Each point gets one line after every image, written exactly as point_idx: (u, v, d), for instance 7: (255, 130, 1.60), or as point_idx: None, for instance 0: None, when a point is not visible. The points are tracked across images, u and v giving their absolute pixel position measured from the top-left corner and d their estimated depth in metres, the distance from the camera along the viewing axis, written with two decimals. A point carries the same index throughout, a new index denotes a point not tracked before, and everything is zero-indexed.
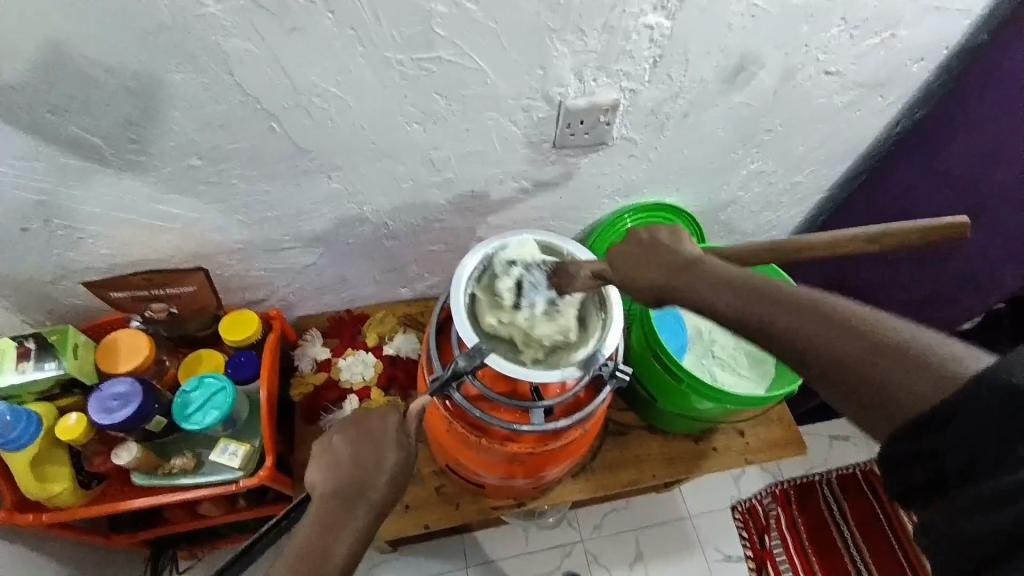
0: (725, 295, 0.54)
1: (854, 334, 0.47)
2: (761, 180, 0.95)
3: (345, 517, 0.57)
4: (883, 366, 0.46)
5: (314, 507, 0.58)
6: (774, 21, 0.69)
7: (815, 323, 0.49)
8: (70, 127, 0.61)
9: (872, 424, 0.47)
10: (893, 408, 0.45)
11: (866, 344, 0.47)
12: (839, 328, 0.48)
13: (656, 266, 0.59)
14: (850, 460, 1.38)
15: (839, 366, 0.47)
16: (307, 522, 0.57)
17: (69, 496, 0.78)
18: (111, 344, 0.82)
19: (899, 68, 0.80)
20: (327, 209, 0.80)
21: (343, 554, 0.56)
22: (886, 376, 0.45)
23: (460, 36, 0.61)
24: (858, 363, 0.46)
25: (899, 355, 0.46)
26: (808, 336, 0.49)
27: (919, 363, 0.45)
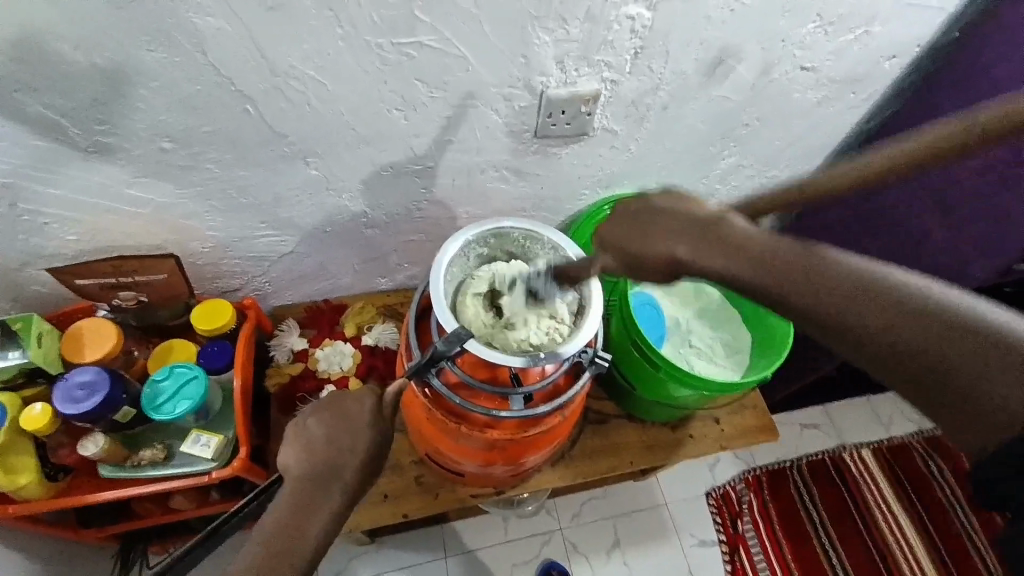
0: (805, 284, 0.49)
1: (949, 335, 0.44)
2: (739, 173, 0.97)
3: (319, 499, 0.57)
4: (980, 365, 0.42)
5: (288, 489, 0.57)
6: (753, 15, 0.70)
7: (909, 319, 0.45)
8: (34, 106, 0.58)
9: (956, 425, 0.43)
10: (979, 413, 0.42)
11: (959, 342, 0.43)
12: (932, 326, 0.44)
13: (668, 233, 0.56)
14: (819, 448, 1.43)
15: (917, 366, 0.44)
16: (280, 504, 0.57)
17: (35, 488, 0.75)
18: (75, 332, 0.79)
19: (871, 65, 0.82)
20: (305, 195, 0.79)
21: (318, 533, 0.56)
22: (980, 381, 0.42)
23: (442, 21, 0.61)
24: (957, 363, 0.43)
25: (996, 356, 0.42)
26: (890, 333, 0.45)
27: (1017, 363, 0.41)
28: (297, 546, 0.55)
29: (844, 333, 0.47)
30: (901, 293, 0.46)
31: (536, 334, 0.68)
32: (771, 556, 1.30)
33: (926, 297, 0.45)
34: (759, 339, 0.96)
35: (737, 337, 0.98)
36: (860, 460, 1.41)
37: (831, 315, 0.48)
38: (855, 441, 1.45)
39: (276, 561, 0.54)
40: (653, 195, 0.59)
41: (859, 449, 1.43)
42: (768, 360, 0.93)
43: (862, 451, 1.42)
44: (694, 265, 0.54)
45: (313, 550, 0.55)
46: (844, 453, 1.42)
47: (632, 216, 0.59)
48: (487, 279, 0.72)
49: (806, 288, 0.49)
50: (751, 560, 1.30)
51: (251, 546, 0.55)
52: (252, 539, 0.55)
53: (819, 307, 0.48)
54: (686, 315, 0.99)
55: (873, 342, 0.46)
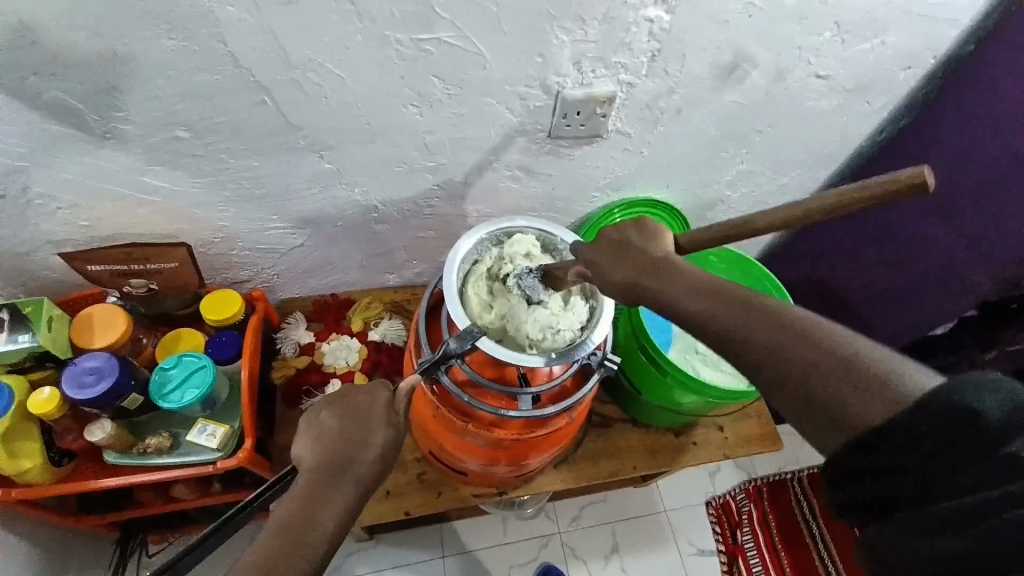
0: (702, 302, 0.52)
1: (823, 352, 0.46)
2: (749, 180, 0.97)
3: (330, 490, 0.57)
4: (842, 379, 0.44)
5: (300, 480, 0.57)
6: (770, 21, 0.70)
7: (790, 336, 0.47)
8: (54, 90, 0.59)
9: (820, 433, 0.45)
10: (846, 426, 0.43)
11: (834, 360, 0.45)
12: (810, 346, 0.46)
13: (640, 268, 0.56)
14: (821, 460, 1.43)
15: (786, 374, 0.46)
16: (292, 494, 0.56)
17: (39, 473, 0.75)
18: (85, 318, 0.79)
19: (886, 76, 0.82)
20: (316, 188, 0.79)
21: (329, 524, 0.55)
22: (841, 392, 0.44)
23: (460, 18, 0.61)
24: (827, 379, 0.45)
25: (857, 374, 0.44)
26: (769, 347, 0.47)
27: (874, 378, 0.43)
28: (308, 538, 0.54)
29: (739, 349, 0.49)
30: (786, 315, 0.48)
31: (538, 323, 0.68)
32: (768, 566, 1.30)
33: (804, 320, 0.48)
34: None
35: None
36: None
37: (723, 331, 0.50)
38: None
39: (286, 552, 0.52)
40: (631, 229, 0.60)
41: None
42: None
43: None
44: (664, 297, 0.54)
45: (323, 542, 0.54)
46: None
47: (611, 252, 0.60)
48: (508, 259, 0.72)
49: (708, 316, 0.51)
50: (749, 570, 1.29)
51: (262, 536, 0.53)
52: (263, 529, 0.54)
53: (714, 324, 0.50)
54: None
55: (759, 354, 0.48)
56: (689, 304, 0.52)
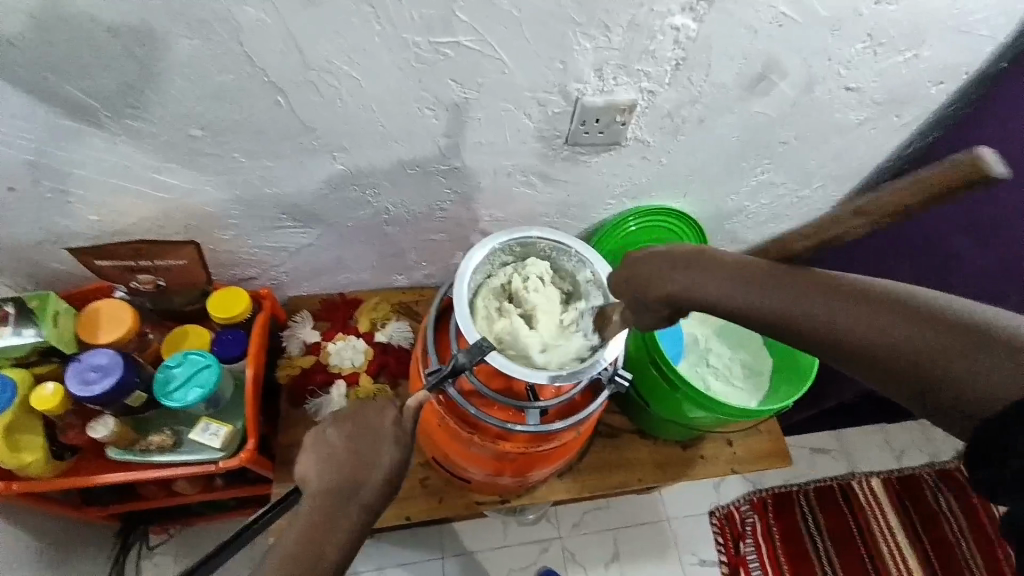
0: (795, 295, 0.50)
1: (931, 326, 0.45)
2: (769, 191, 0.94)
3: (337, 515, 0.56)
4: (957, 351, 0.44)
5: (307, 504, 0.57)
6: (801, 31, 0.67)
7: (891, 317, 0.46)
8: (68, 87, 0.58)
9: (945, 407, 0.45)
10: (967, 395, 0.44)
11: (938, 333, 0.45)
12: (919, 322, 0.45)
13: (675, 264, 0.55)
14: (828, 473, 1.40)
15: (887, 358, 0.46)
16: (301, 518, 0.57)
17: (41, 467, 0.75)
18: (92, 312, 0.79)
19: (918, 90, 0.79)
20: (328, 189, 0.77)
21: (336, 553, 0.55)
22: (956, 368, 0.44)
23: (482, 22, 0.59)
24: (938, 353, 0.45)
25: (971, 341, 0.44)
26: (868, 334, 0.47)
27: (984, 345, 0.44)
28: (316, 567, 0.55)
29: (831, 344, 0.48)
30: (878, 293, 0.48)
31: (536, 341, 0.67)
32: None
33: (903, 295, 0.47)
34: (779, 362, 0.94)
35: (757, 359, 0.96)
36: (869, 489, 1.38)
37: (819, 322, 0.49)
38: (866, 469, 1.42)
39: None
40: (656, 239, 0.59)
41: (869, 477, 1.39)
42: (789, 387, 0.91)
43: (872, 480, 1.39)
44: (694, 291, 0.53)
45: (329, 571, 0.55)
46: (853, 480, 1.39)
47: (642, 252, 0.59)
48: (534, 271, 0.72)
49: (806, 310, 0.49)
50: None
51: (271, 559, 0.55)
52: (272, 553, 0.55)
53: (809, 313, 0.49)
54: (705, 332, 0.97)
55: (859, 345, 0.47)
56: (771, 304, 0.51)
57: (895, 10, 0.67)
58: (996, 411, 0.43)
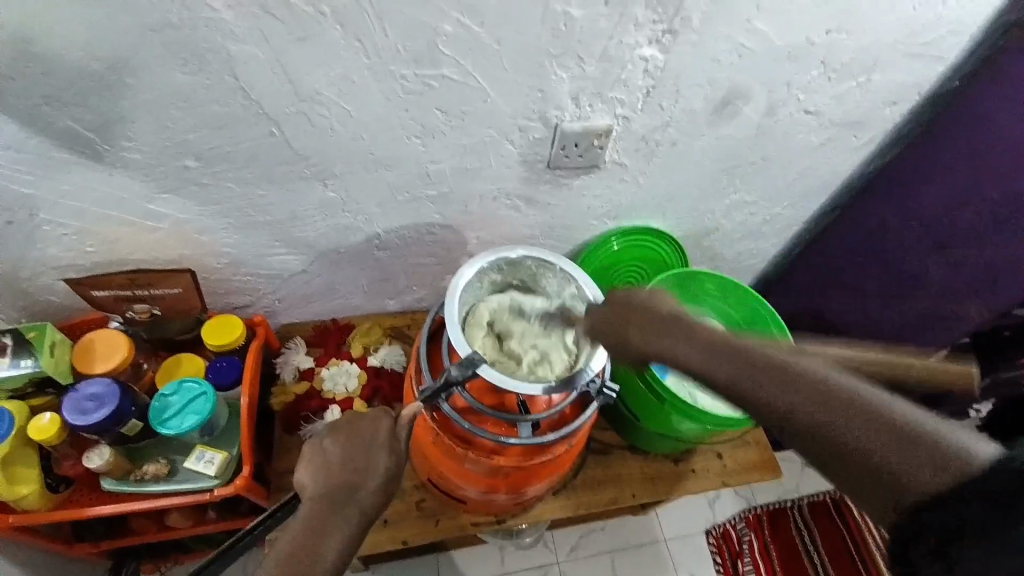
0: (738, 364, 0.52)
1: (863, 420, 0.45)
2: (743, 210, 0.99)
3: (333, 519, 0.56)
4: (884, 447, 0.44)
5: (303, 509, 0.57)
6: (760, 60, 0.73)
7: (831, 408, 0.47)
8: (66, 119, 0.60)
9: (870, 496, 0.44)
10: (884, 484, 0.43)
11: (873, 426, 0.45)
12: (854, 414, 0.46)
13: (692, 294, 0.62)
14: (820, 488, 1.42)
15: (817, 439, 0.46)
16: (296, 523, 0.56)
17: (36, 499, 0.75)
18: (87, 343, 0.80)
19: (873, 110, 0.85)
20: (320, 216, 0.81)
21: (334, 554, 0.54)
22: (897, 464, 0.43)
23: (464, 55, 0.64)
24: (869, 449, 0.44)
25: (900, 437, 0.44)
26: (808, 414, 0.47)
27: (924, 449, 0.42)
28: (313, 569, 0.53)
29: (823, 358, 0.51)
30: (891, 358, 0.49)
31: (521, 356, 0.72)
32: None
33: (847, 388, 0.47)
34: None
35: None
36: (863, 503, 1.39)
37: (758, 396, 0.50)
38: None
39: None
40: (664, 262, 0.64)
41: None
42: None
43: None
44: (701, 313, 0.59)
45: (329, 573, 0.54)
46: (846, 495, 1.40)
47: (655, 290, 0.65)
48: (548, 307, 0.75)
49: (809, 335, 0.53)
50: None
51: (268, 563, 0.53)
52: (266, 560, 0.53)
53: (749, 387, 0.51)
54: None
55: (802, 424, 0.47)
56: (712, 369, 0.53)
57: (845, 38, 0.73)
58: (927, 501, 0.41)
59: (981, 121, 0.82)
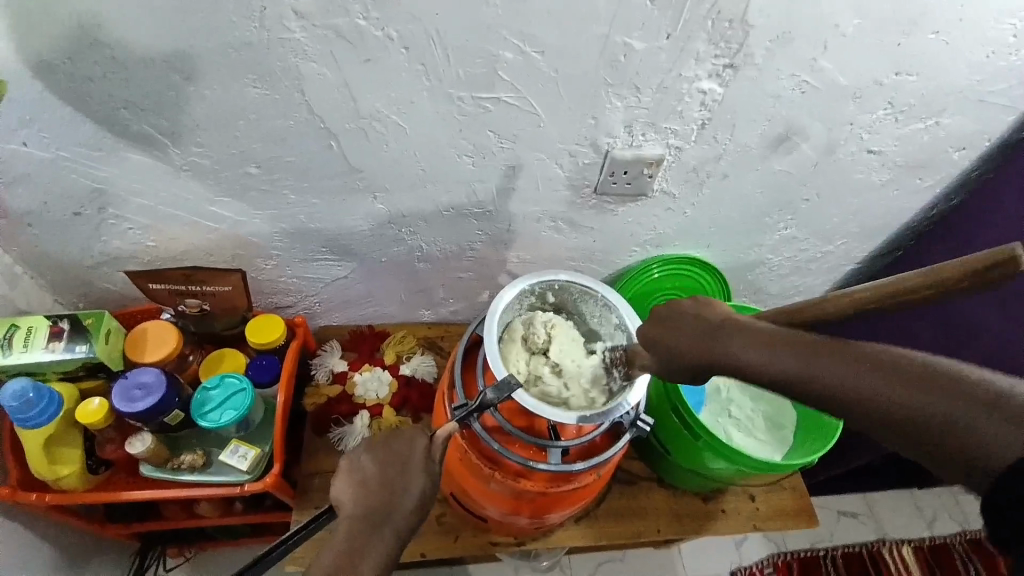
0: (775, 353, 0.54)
1: (904, 382, 0.49)
2: (792, 246, 0.96)
3: (370, 539, 0.57)
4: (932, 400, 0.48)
5: (341, 528, 0.58)
6: (822, 99, 0.71)
7: (872, 370, 0.50)
8: (141, 124, 0.64)
9: (938, 459, 0.48)
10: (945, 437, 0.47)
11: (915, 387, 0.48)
12: (896, 373, 0.49)
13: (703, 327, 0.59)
14: (856, 539, 1.35)
15: (866, 406, 0.50)
16: (335, 540, 0.57)
17: (75, 479, 0.79)
18: (141, 333, 0.84)
19: (941, 153, 0.81)
20: (367, 225, 0.82)
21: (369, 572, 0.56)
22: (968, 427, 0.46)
23: (520, 82, 0.64)
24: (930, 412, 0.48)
25: (958, 394, 0.47)
26: (861, 389, 0.50)
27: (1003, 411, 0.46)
28: None
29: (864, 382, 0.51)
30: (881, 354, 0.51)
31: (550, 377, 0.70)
32: None
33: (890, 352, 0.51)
34: (804, 418, 0.93)
35: (781, 413, 0.95)
36: (900, 558, 1.32)
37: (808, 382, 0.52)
38: (897, 536, 1.36)
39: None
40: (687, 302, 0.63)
41: (900, 545, 1.34)
42: (816, 444, 0.89)
43: (903, 548, 1.33)
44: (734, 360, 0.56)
45: None
46: (883, 548, 1.33)
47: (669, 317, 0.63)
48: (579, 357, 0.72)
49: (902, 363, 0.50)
50: None
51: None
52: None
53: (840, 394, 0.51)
54: (728, 382, 0.96)
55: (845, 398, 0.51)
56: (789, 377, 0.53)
57: (914, 80, 0.70)
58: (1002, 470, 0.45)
59: None
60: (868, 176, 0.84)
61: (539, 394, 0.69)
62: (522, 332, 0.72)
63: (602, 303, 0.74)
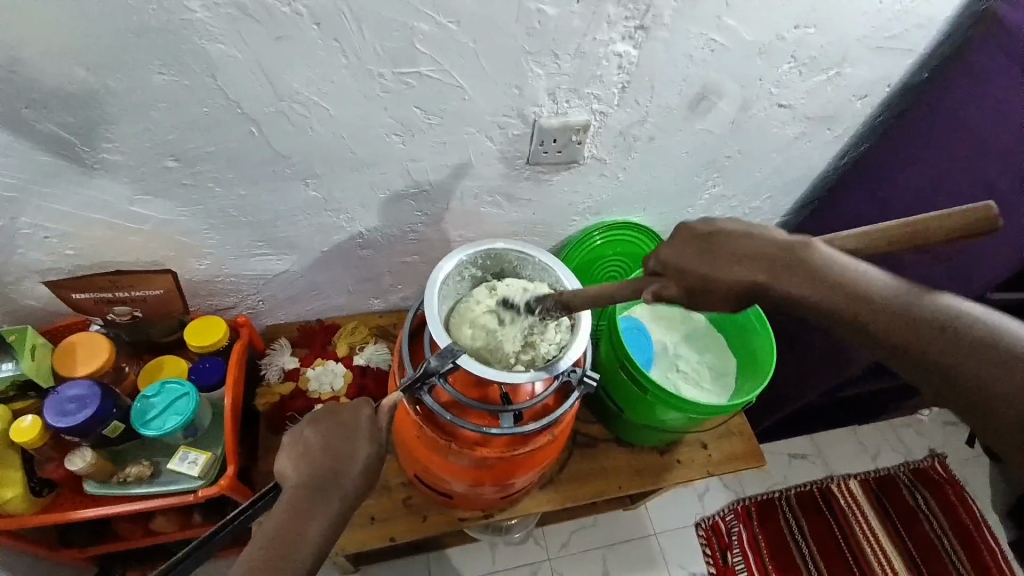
0: (818, 289, 0.50)
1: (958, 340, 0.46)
2: (722, 204, 1.01)
3: (317, 505, 0.57)
4: (915, 331, 0.48)
5: (286, 496, 0.57)
6: (732, 56, 0.75)
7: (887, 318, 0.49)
8: (44, 122, 0.60)
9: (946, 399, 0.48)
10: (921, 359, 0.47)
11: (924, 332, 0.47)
12: (925, 328, 0.47)
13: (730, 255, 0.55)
14: (807, 478, 1.44)
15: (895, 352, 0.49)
16: (279, 508, 0.57)
17: (19, 503, 0.74)
18: (69, 347, 0.79)
19: (845, 103, 0.87)
20: (303, 214, 0.81)
21: (318, 538, 0.56)
22: (991, 383, 0.45)
23: (441, 53, 0.65)
24: (965, 368, 0.46)
25: (981, 351, 0.46)
26: (860, 321, 0.49)
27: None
28: (296, 552, 0.55)
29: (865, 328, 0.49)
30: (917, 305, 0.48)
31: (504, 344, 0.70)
32: None
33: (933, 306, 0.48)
34: (743, 363, 0.99)
35: (723, 361, 1.00)
36: (848, 492, 1.42)
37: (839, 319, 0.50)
38: (842, 471, 1.46)
39: (272, 565, 0.53)
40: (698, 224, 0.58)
41: (847, 480, 1.44)
42: (751, 383, 0.95)
43: (851, 482, 1.44)
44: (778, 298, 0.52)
45: (312, 555, 0.55)
46: (832, 484, 1.43)
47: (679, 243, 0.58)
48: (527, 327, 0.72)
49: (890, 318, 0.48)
50: None
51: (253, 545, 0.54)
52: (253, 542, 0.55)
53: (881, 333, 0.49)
54: (674, 339, 1.01)
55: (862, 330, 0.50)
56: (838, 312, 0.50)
57: (813, 33, 0.75)
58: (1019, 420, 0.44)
59: (954, 112, 0.85)
60: (783, 131, 0.89)
61: (503, 363, 0.70)
62: (464, 320, 0.72)
63: (540, 267, 0.76)
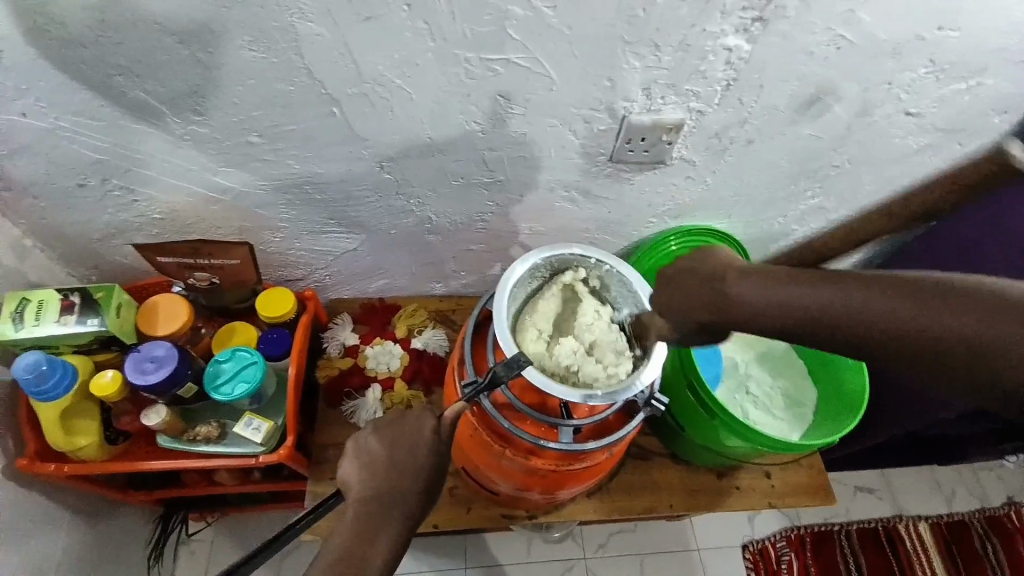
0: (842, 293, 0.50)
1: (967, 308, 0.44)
2: (818, 216, 0.91)
3: (381, 523, 0.59)
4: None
5: (351, 510, 0.60)
6: (860, 56, 0.66)
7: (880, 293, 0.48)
8: (138, 91, 0.62)
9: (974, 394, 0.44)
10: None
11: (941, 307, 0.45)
12: (913, 302, 0.46)
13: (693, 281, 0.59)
14: (873, 515, 1.33)
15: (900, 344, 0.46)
16: (344, 525, 0.59)
17: (93, 450, 0.80)
18: (153, 306, 0.84)
19: (983, 115, 0.75)
20: (375, 196, 0.80)
21: (382, 558, 0.57)
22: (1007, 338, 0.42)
23: (531, 40, 0.60)
24: (977, 337, 0.43)
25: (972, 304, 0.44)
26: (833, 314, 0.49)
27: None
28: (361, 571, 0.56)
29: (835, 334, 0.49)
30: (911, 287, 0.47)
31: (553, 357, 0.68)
32: None
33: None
34: (823, 395, 0.91)
35: (799, 390, 0.93)
36: (918, 536, 1.30)
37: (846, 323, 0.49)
38: (914, 512, 1.34)
39: None
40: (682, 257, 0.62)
41: (918, 522, 1.32)
42: (833, 421, 0.87)
43: (920, 525, 1.32)
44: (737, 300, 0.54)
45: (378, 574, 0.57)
46: (900, 524, 1.31)
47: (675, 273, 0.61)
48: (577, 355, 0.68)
49: (878, 303, 0.48)
50: None
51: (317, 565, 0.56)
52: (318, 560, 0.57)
53: (873, 321, 0.47)
54: (746, 358, 0.94)
55: None
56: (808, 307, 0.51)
57: (956, 36, 0.64)
58: None
59: None
60: (903, 142, 0.78)
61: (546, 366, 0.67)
62: (532, 323, 0.70)
63: (616, 276, 0.71)
